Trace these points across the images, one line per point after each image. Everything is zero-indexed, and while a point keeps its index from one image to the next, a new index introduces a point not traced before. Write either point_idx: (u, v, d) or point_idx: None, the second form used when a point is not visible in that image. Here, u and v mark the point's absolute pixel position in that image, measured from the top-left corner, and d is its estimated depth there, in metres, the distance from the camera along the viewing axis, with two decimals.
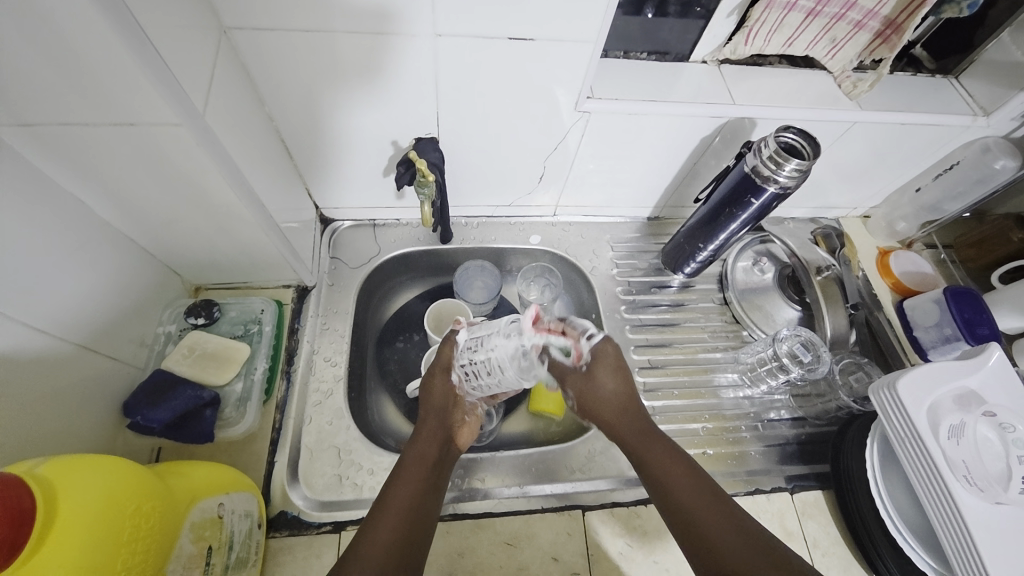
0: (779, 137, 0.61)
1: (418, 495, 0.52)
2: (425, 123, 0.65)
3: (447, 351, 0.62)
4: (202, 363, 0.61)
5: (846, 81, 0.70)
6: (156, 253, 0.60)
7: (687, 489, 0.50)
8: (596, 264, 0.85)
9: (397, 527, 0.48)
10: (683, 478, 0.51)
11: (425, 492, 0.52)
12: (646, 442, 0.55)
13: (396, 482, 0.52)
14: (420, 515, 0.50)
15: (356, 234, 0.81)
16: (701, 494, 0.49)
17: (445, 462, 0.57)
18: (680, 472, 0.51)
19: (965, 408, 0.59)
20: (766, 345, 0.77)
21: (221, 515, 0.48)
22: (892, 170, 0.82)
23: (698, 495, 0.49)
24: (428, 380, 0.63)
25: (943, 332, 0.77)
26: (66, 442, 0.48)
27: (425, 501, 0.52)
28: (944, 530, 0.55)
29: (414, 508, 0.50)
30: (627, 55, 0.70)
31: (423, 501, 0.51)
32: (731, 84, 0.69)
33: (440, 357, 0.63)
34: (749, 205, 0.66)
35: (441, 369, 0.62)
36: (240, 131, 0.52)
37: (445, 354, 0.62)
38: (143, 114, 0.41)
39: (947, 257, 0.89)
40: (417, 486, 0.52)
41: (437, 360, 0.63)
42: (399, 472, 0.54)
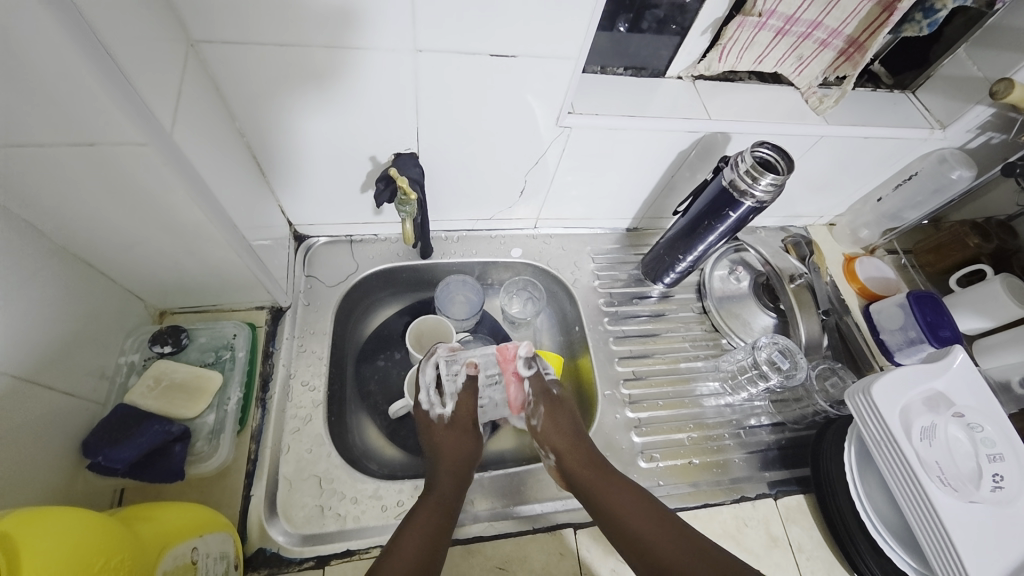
0: (755, 152, 0.63)
1: (431, 537, 0.53)
2: (404, 138, 0.63)
3: (466, 404, 0.67)
4: (169, 395, 0.58)
5: (813, 97, 0.73)
6: (118, 277, 0.56)
7: (638, 515, 0.57)
8: (577, 276, 0.85)
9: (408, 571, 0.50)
10: (632, 503, 0.58)
11: (437, 531, 0.54)
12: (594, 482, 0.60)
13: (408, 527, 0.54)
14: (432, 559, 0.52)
15: (332, 250, 0.78)
16: (653, 518, 0.57)
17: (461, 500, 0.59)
18: (628, 498, 0.59)
19: (935, 409, 0.62)
20: (746, 353, 0.79)
21: (195, 560, 0.44)
22: (856, 180, 0.86)
23: (656, 523, 0.57)
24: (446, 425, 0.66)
25: (907, 335, 0.80)
26: (24, 491, 0.44)
27: (438, 544, 0.53)
28: (922, 529, 0.57)
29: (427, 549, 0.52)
30: (605, 70, 0.71)
31: (435, 542, 0.53)
32: (705, 99, 0.71)
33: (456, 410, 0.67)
34: (727, 217, 0.67)
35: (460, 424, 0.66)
36: (211, 151, 0.49)
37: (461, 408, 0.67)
38: (104, 133, 0.38)
39: (906, 262, 0.94)
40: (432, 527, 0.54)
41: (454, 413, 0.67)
42: (413, 514, 0.55)
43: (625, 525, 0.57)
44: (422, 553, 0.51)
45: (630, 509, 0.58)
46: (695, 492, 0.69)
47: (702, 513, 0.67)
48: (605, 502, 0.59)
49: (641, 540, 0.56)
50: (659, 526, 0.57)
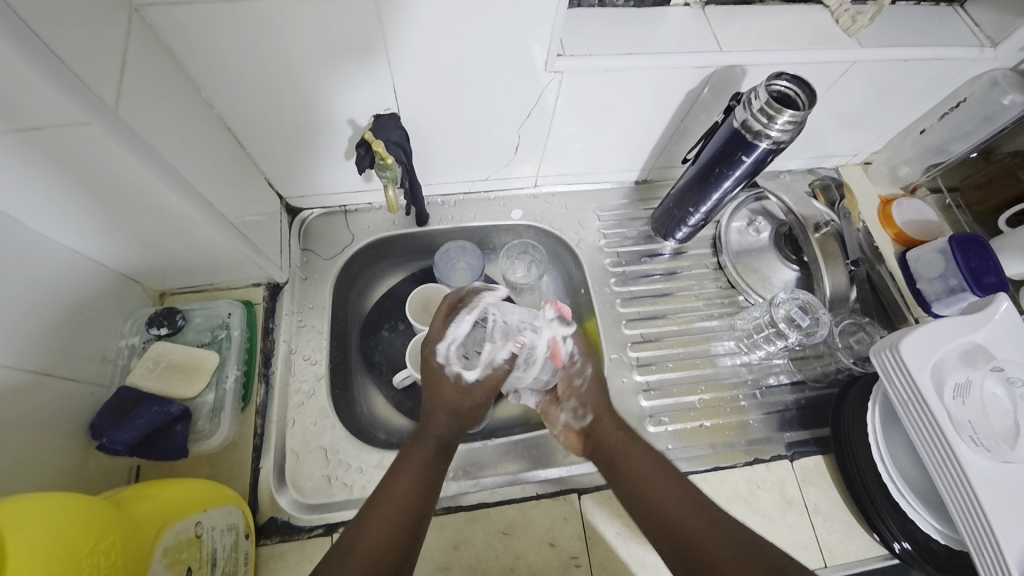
0: (771, 86, 0.56)
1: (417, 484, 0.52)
2: (383, 98, 0.59)
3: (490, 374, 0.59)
4: (168, 376, 0.59)
5: (844, 16, 0.64)
6: (109, 262, 0.56)
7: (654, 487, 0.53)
8: (582, 236, 0.81)
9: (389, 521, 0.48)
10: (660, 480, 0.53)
11: (423, 479, 0.52)
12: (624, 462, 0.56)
13: (397, 474, 0.52)
14: (419, 509, 0.50)
15: (327, 222, 0.77)
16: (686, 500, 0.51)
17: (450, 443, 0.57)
18: (656, 479, 0.53)
19: (972, 364, 0.57)
20: (763, 310, 0.74)
21: (199, 534, 0.46)
22: (893, 113, 0.76)
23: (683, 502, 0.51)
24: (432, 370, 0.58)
25: (947, 284, 0.73)
26: (34, 476, 0.46)
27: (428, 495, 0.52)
28: (948, 492, 0.53)
29: (415, 503, 0.50)
30: (603, 3, 0.64)
31: (427, 490, 0.52)
32: (717, 28, 0.63)
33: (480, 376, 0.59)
34: (741, 162, 0.61)
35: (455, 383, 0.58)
36: (171, 126, 0.47)
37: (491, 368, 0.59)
38: (45, 114, 0.36)
39: (951, 202, 0.85)
40: (416, 477, 0.52)
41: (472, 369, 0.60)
42: (405, 461, 0.54)
43: (655, 505, 0.51)
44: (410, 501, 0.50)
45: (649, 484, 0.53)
46: (709, 454, 0.67)
47: (713, 475, 0.65)
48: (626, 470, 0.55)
49: (670, 523, 0.50)
50: (683, 507, 0.51)
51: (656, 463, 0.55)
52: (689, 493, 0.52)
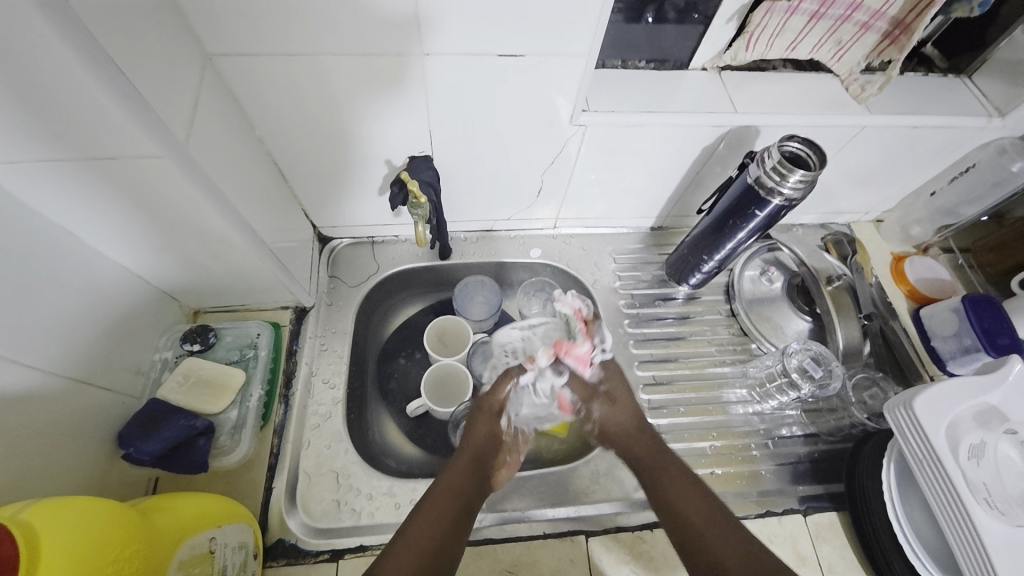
0: (782, 147, 0.59)
1: (442, 527, 0.52)
2: (419, 141, 0.64)
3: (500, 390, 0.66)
4: (196, 391, 0.61)
5: (854, 84, 0.68)
6: (153, 279, 0.60)
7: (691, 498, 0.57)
8: (598, 277, 0.84)
9: (413, 563, 0.49)
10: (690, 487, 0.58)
11: (449, 524, 0.53)
12: (656, 460, 0.61)
13: (419, 514, 0.53)
14: (439, 556, 0.50)
15: (355, 251, 0.80)
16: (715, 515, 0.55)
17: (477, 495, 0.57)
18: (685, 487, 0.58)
19: (987, 425, 0.57)
20: (776, 359, 0.74)
21: (212, 550, 0.47)
22: (903, 175, 0.79)
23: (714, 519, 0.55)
24: (478, 415, 0.65)
25: (962, 343, 0.74)
26: (62, 479, 0.47)
27: (450, 539, 0.52)
28: (964, 556, 0.52)
29: (436, 549, 0.51)
30: (626, 64, 0.68)
31: (450, 533, 0.52)
32: (733, 90, 0.67)
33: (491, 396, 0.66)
34: (754, 216, 0.64)
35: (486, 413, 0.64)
36: (228, 159, 0.52)
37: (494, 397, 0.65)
38: (124, 147, 0.41)
39: (964, 262, 0.86)
40: (441, 520, 0.53)
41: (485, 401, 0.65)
42: (426, 502, 0.54)
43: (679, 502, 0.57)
44: (430, 542, 0.51)
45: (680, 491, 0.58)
46: None
47: None
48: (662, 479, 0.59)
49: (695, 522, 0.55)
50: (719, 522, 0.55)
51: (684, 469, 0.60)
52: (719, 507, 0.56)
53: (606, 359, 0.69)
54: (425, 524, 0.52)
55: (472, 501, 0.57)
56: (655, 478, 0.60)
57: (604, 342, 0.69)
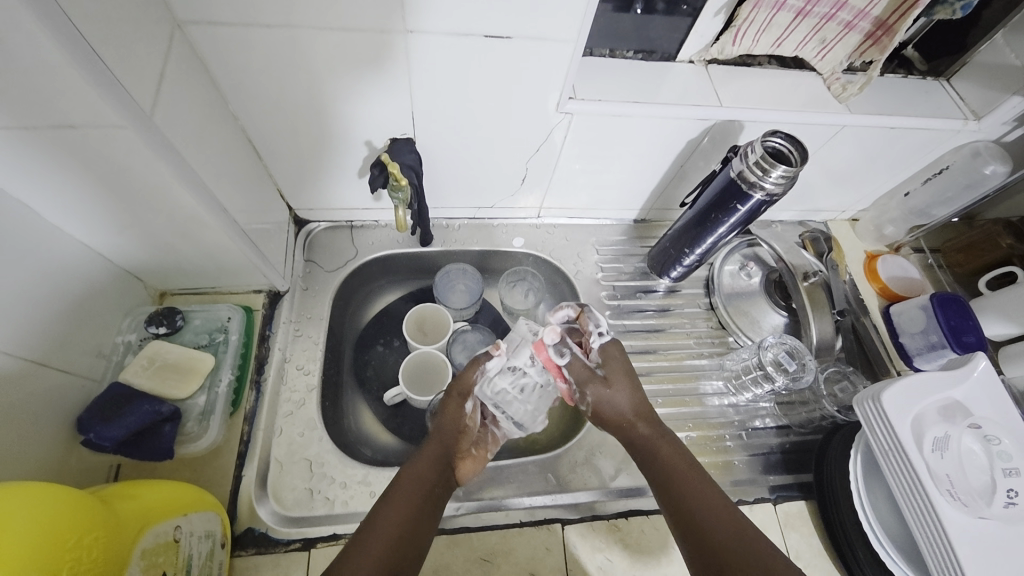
0: (766, 142, 0.59)
1: (410, 521, 0.50)
2: (401, 122, 0.62)
3: (470, 376, 0.61)
4: (162, 375, 0.59)
5: (836, 84, 0.69)
6: (116, 258, 0.57)
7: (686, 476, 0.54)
8: (580, 268, 0.83)
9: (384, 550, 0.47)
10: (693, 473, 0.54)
11: (418, 517, 0.51)
12: (655, 445, 0.57)
13: (387, 502, 0.51)
14: (406, 544, 0.48)
15: (333, 235, 0.78)
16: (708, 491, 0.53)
17: (442, 486, 0.55)
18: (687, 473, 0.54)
19: (950, 419, 0.59)
20: (751, 353, 0.76)
21: (177, 539, 0.45)
22: (879, 175, 0.81)
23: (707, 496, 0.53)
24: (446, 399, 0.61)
25: (929, 339, 0.76)
26: (10, 467, 0.45)
27: (418, 527, 0.50)
28: (928, 547, 0.54)
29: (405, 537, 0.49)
30: (614, 53, 0.68)
31: (418, 521, 0.50)
32: (719, 84, 0.67)
33: (462, 379, 0.61)
34: (736, 210, 0.64)
35: (457, 393, 0.61)
36: (198, 133, 0.49)
37: (466, 378, 0.61)
38: (83, 115, 0.38)
39: (934, 261, 0.89)
40: (410, 513, 0.50)
41: (457, 383, 0.61)
42: (394, 489, 0.52)
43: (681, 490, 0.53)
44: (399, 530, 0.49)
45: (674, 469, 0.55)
46: None
47: None
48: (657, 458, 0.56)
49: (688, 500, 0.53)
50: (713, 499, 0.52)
51: (683, 453, 0.56)
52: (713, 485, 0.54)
53: (605, 341, 0.61)
54: (394, 512, 0.50)
55: (438, 493, 0.54)
56: (654, 465, 0.56)
57: (601, 325, 0.60)
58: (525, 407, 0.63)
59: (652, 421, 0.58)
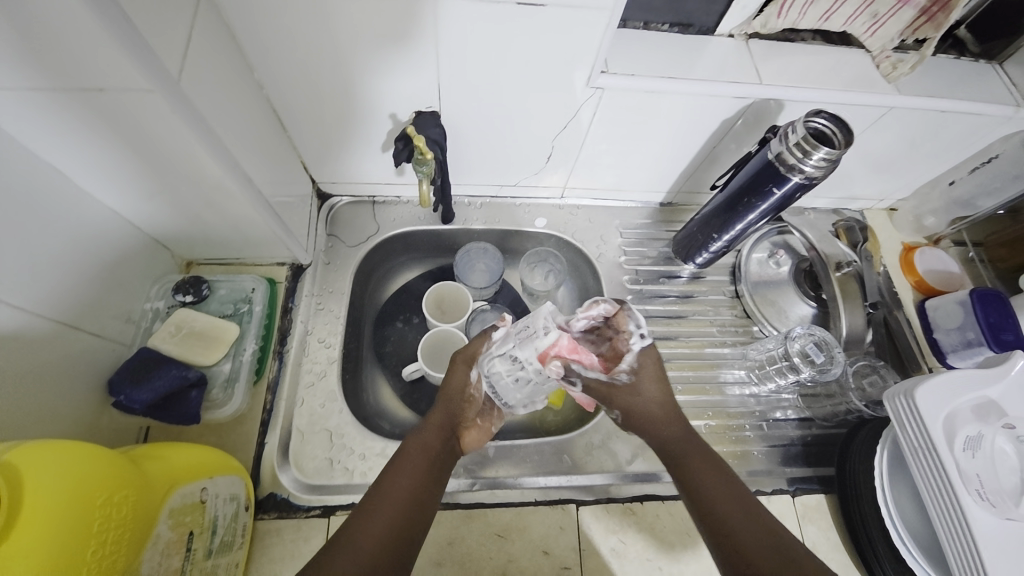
0: (808, 123, 0.57)
1: (415, 491, 0.49)
2: (427, 95, 0.60)
3: (476, 345, 0.58)
4: (189, 342, 0.60)
5: (885, 62, 0.65)
6: (144, 226, 0.58)
7: (718, 487, 0.48)
8: (603, 251, 0.82)
9: (393, 514, 0.46)
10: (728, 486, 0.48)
11: (424, 485, 0.50)
12: (683, 452, 0.51)
13: (394, 470, 0.50)
14: (416, 509, 0.48)
15: (355, 210, 0.78)
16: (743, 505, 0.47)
17: (448, 456, 0.55)
18: (720, 483, 0.48)
19: (985, 419, 0.57)
20: (777, 343, 0.74)
21: (203, 500, 0.47)
22: (923, 163, 0.77)
23: (742, 511, 0.46)
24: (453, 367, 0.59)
25: (965, 336, 0.73)
26: (44, 424, 0.46)
27: (427, 493, 0.50)
28: (950, 544, 0.53)
29: (415, 503, 0.48)
30: (648, 26, 0.65)
31: (426, 487, 0.50)
32: (759, 61, 0.64)
33: (467, 348, 0.58)
34: (771, 194, 0.61)
35: (463, 361, 0.58)
36: (224, 101, 0.49)
37: (472, 346, 0.58)
38: (112, 79, 0.38)
39: (975, 256, 0.85)
40: (416, 482, 0.50)
41: (463, 351, 0.58)
42: (400, 458, 0.51)
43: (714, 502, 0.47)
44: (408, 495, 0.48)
45: (706, 478, 0.49)
46: None
47: None
48: (687, 466, 0.50)
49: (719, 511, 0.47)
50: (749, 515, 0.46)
51: (715, 461, 0.50)
52: (749, 501, 0.47)
53: (644, 346, 0.51)
54: (401, 479, 0.49)
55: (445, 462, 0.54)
56: (682, 473, 0.50)
57: (640, 326, 0.50)
58: (531, 386, 0.55)
59: (684, 429, 0.52)
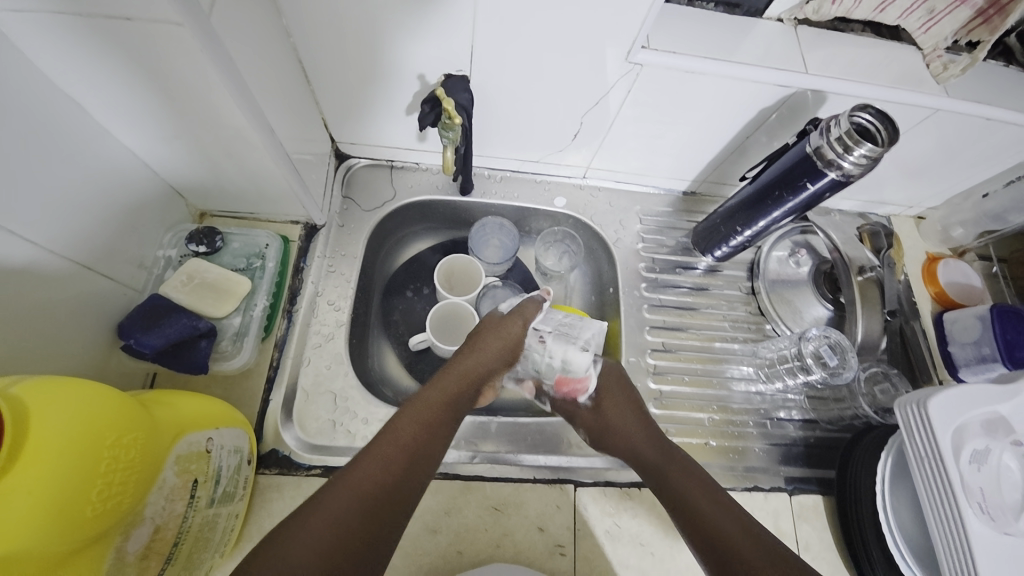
0: (852, 117, 0.54)
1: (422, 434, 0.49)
2: (457, 59, 0.58)
3: (532, 309, 0.64)
4: (199, 292, 0.59)
5: (936, 61, 0.62)
6: (161, 171, 0.57)
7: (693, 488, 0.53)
8: (620, 236, 0.80)
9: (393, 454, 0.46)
10: (719, 506, 0.51)
11: (434, 431, 0.51)
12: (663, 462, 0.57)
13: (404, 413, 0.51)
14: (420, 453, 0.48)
15: (372, 173, 0.77)
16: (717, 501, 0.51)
17: (462, 406, 0.56)
18: (702, 491, 0.52)
19: (993, 434, 0.56)
20: (791, 343, 0.73)
21: (209, 450, 0.47)
22: (960, 172, 0.75)
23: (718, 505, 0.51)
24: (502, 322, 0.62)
25: (980, 351, 0.72)
26: (52, 362, 0.46)
27: (432, 440, 0.50)
28: (946, 555, 0.53)
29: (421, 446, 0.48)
30: (692, 3, 0.63)
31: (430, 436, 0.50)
32: (806, 49, 0.61)
33: (523, 309, 0.63)
34: (803, 189, 0.60)
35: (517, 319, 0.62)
36: (250, 44, 0.47)
37: (528, 309, 0.63)
38: (139, 8, 0.36)
39: (999, 272, 0.84)
40: (425, 426, 0.50)
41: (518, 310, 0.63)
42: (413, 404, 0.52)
43: (698, 512, 0.51)
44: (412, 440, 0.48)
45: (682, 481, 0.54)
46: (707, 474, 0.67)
47: None
48: (664, 475, 0.55)
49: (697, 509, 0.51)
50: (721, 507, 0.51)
51: (692, 468, 0.55)
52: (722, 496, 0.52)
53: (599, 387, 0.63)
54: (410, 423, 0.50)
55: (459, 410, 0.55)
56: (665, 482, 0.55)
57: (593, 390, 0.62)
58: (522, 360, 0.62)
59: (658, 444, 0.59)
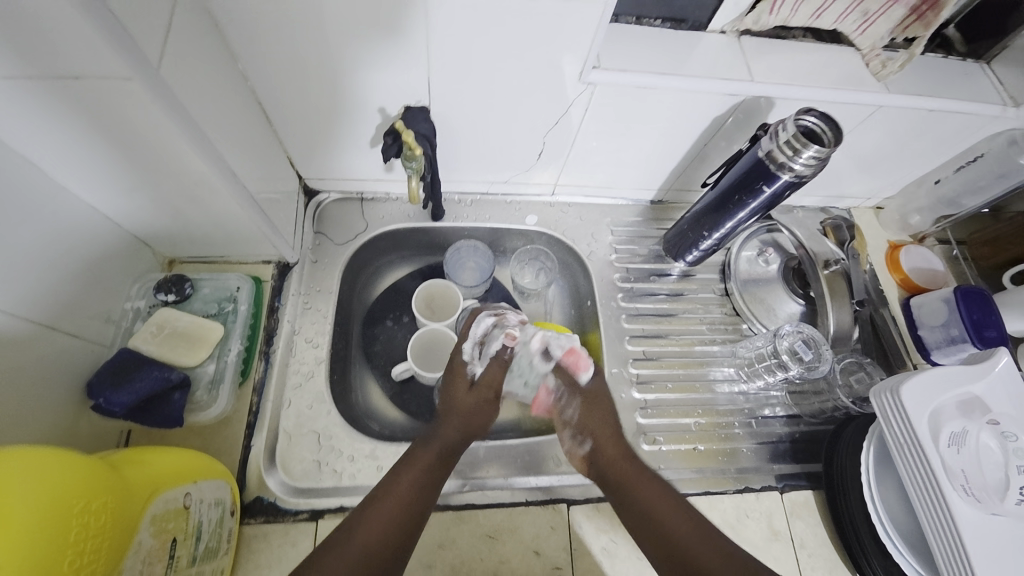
0: (799, 121, 0.57)
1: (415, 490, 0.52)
2: (416, 90, 0.60)
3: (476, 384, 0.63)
4: (170, 343, 0.58)
5: (875, 60, 0.66)
6: (125, 224, 0.56)
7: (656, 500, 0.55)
8: (594, 249, 0.82)
9: (389, 513, 0.50)
10: (673, 511, 0.54)
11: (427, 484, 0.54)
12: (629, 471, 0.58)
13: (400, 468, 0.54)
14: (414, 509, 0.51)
15: (342, 207, 0.77)
16: (679, 511, 0.54)
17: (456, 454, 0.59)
18: (665, 502, 0.55)
19: (969, 415, 0.57)
20: (766, 340, 0.74)
21: (187, 505, 0.46)
22: (910, 162, 0.78)
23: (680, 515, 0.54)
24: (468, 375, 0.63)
25: (949, 333, 0.74)
26: (20, 429, 0.45)
27: (426, 493, 0.53)
28: (936, 539, 0.54)
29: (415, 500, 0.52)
30: (640, 21, 0.65)
31: (425, 491, 0.53)
32: (751, 58, 0.64)
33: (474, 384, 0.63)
34: (761, 192, 0.62)
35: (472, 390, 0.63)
36: (207, 93, 0.47)
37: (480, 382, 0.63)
38: (89, 66, 0.36)
39: (959, 254, 0.87)
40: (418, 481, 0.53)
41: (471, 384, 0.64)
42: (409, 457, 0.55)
43: (660, 522, 0.54)
44: (407, 496, 0.52)
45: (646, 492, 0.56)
46: (698, 478, 0.67)
47: (701, 500, 0.65)
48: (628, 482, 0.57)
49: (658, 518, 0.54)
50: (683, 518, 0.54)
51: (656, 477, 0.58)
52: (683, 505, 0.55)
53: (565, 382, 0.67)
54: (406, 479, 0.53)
55: (453, 453, 0.58)
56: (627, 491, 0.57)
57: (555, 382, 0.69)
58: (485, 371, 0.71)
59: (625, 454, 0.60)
